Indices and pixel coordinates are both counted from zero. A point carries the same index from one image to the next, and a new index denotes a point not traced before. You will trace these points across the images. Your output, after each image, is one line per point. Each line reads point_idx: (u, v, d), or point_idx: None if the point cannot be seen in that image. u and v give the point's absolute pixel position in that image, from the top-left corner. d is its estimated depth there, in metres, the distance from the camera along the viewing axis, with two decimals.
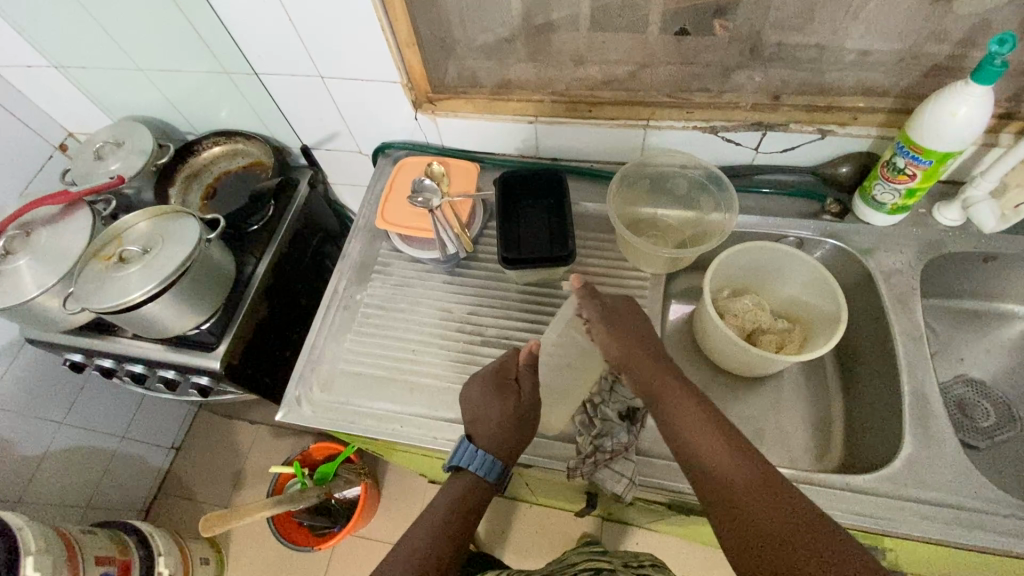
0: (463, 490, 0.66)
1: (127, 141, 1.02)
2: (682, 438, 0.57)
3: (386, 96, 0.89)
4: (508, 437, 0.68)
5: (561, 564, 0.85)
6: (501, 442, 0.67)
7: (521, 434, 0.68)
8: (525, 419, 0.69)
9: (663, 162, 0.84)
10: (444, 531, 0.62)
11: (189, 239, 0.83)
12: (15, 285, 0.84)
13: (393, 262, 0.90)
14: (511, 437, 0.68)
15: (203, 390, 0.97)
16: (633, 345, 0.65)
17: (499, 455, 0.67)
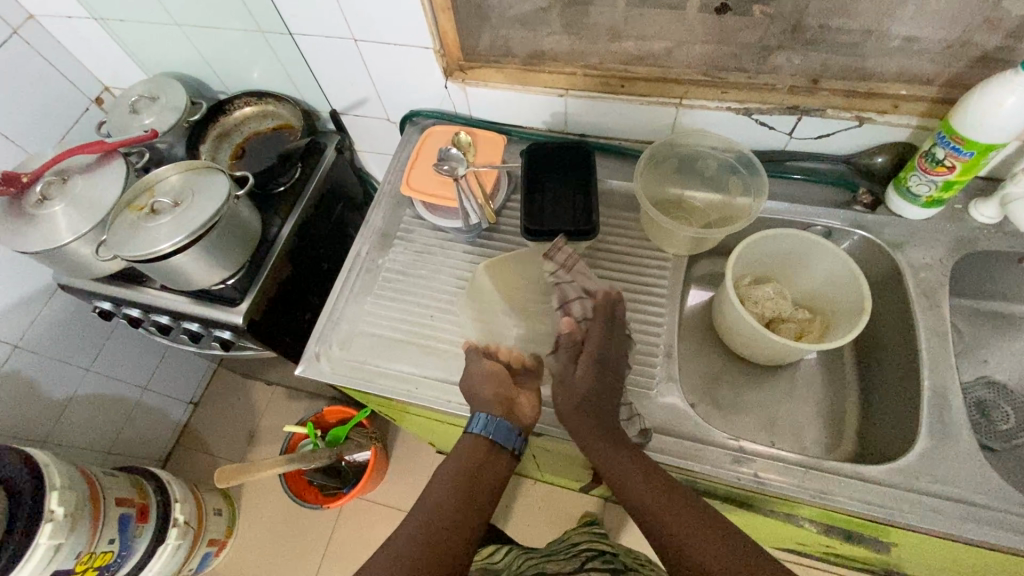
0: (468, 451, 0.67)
1: (162, 96, 1.03)
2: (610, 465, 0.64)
3: (418, 62, 0.88)
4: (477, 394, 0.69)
5: (561, 542, 0.88)
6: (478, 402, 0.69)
7: (483, 384, 0.69)
8: (490, 377, 0.70)
9: (695, 142, 0.82)
10: (460, 487, 0.64)
11: (219, 193, 0.85)
12: (50, 230, 0.86)
13: (416, 229, 0.90)
14: (481, 392, 0.69)
15: (225, 344, 1.00)
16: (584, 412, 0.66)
17: (484, 410, 0.68)
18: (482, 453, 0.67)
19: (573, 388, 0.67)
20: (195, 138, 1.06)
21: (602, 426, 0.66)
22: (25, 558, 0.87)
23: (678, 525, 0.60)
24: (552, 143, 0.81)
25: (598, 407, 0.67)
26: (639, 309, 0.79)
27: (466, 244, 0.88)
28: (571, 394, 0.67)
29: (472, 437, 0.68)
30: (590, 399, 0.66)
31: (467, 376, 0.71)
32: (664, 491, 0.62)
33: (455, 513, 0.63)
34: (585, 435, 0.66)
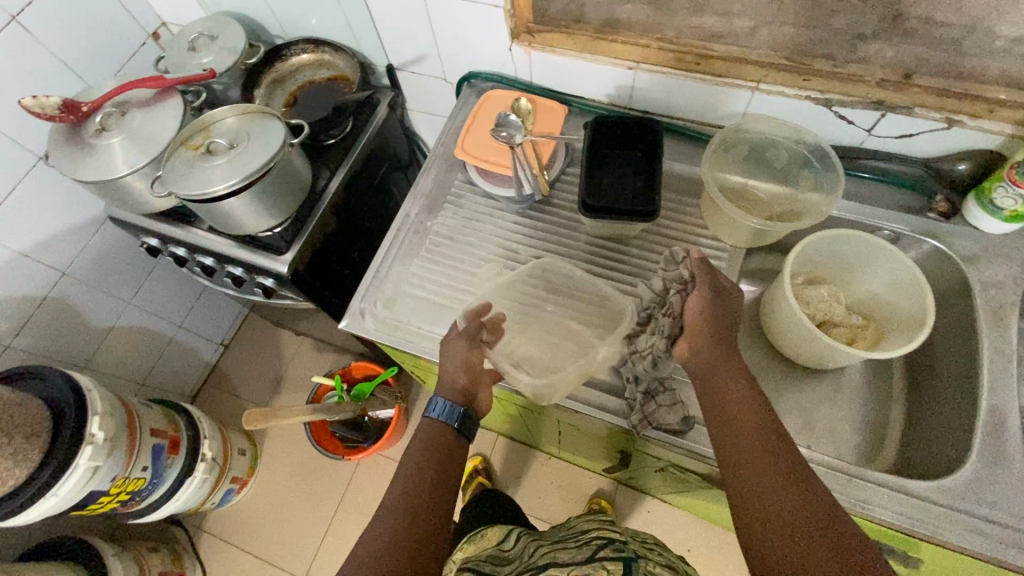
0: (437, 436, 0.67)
1: (221, 35, 1.01)
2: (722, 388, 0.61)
3: (485, 21, 0.86)
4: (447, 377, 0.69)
5: (568, 530, 0.86)
6: (447, 384, 0.69)
7: (458, 375, 0.69)
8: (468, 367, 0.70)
9: (768, 130, 0.79)
10: (431, 463, 0.65)
11: (274, 141, 0.85)
12: (107, 162, 0.87)
13: (466, 194, 0.89)
14: (457, 378, 0.69)
15: (265, 292, 1.01)
16: (716, 329, 0.64)
17: (446, 396, 0.69)
18: (439, 439, 0.67)
19: (714, 306, 0.65)
20: (251, 82, 1.05)
21: (728, 346, 0.64)
22: (65, 476, 0.91)
23: (755, 460, 0.55)
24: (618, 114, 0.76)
25: (727, 328, 0.65)
26: None
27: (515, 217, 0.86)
28: (719, 305, 0.66)
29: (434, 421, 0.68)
30: (728, 320, 0.65)
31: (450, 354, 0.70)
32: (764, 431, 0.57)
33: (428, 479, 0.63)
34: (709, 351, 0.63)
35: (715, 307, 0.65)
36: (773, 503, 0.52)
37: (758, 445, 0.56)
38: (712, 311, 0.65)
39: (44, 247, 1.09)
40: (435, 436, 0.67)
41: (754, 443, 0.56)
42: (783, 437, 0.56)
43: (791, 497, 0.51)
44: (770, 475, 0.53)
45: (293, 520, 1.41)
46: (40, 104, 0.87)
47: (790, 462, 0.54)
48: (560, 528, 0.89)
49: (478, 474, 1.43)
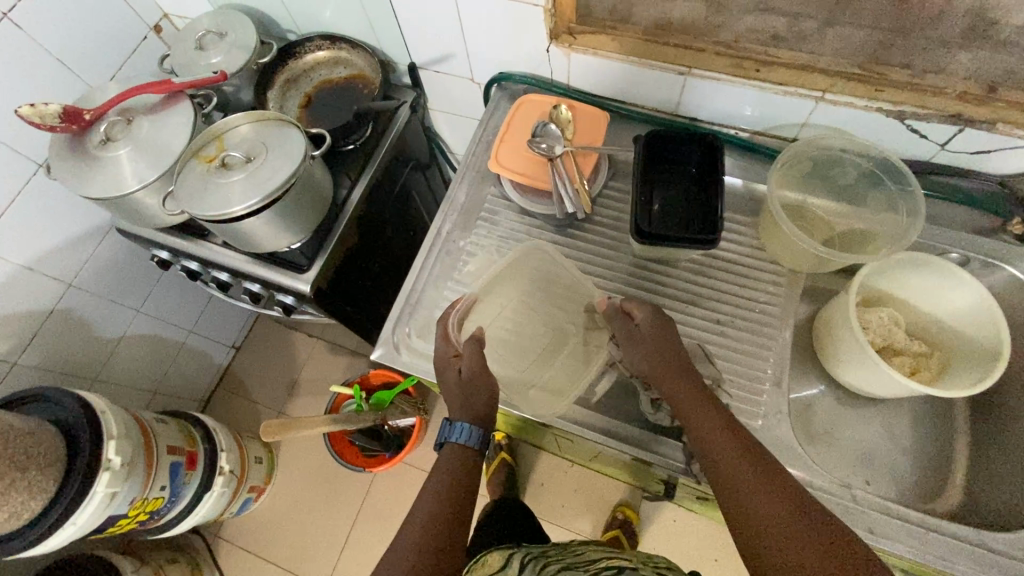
0: (458, 460, 0.66)
1: (230, 32, 0.94)
2: (690, 412, 0.62)
3: (522, 21, 0.78)
4: (463, 401, 0.68)
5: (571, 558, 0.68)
6: (462, 406, 0.68)
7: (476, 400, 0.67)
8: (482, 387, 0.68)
9: (841, 148, 0.72)
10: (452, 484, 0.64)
11: (295, 154, 0.79)
12: (114, 176, 0.81)
13: (500, 211, 0.83)
14: (472, 400, 0.68)
15: (285, 310, 0.96)
16: (663, 361, 0.66)
17: (464, 419, 0.67)
18: (464, 462, 0.66)
19: (641, 335, 0.68)
20: (264, 83, 0.97)
21: (681, 376, 0.65)
22: (83, 504, 0.87)
23: (739, 478, 0.55)
24: (673, 128, 0.69)
25: (677, 356, 0.67)
26: (748, 328, 0.72)
27: (555, 235, 0.81)
28: (638, 346, 0.68)
29: (454, 445, 0.67)
30: (667, 348, 0.67)
31: (453, 375, 0.69)
32: (733, 443, 0.58)
33: (455, 496, 0.63)
34: (671, 383, 0.65)
35: (639, 346, 0.68)
36: (765, 514, 0.52)
37: (738, 457, 0.57)
38: (641, 354, 0.68)
39: (48, 259, 1.04)
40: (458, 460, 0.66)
41: (734, 457, 0.57)
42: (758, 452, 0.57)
43: (775, 505, 0.52)
44: (751, 482, 0.54)
45: (314, 529, 1.39)
46: (38, 115, 0.80)
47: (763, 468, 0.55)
48: (564, 551, 0.72)
49: (501, 448, 1.44)
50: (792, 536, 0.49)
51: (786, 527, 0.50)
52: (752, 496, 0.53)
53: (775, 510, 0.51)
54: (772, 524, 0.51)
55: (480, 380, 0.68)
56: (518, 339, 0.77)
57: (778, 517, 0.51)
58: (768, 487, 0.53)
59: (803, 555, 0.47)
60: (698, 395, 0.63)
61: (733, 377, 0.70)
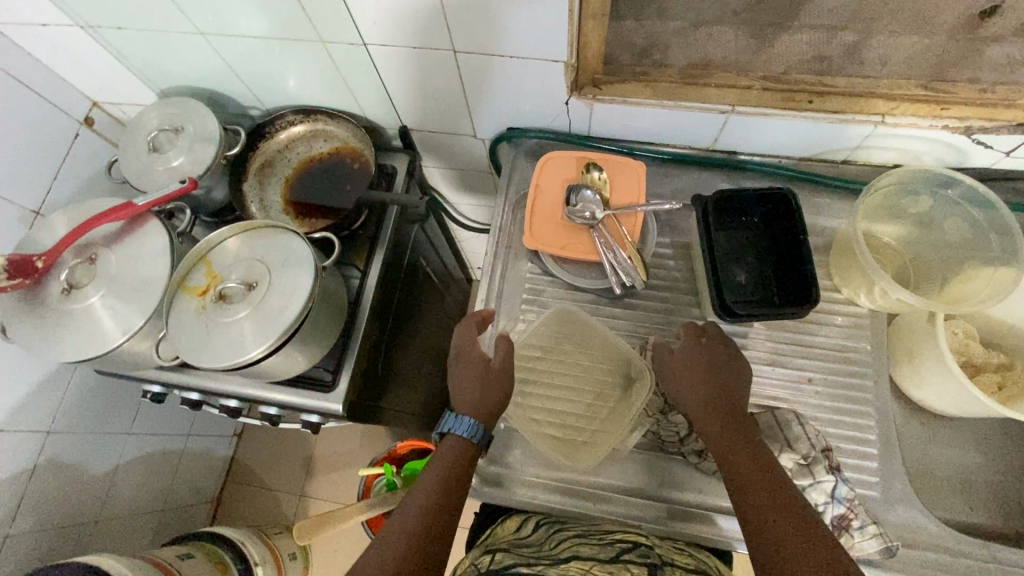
0: (456, 452, 0.60)
1: (187, 125, 0.80)
2: (737, 467, 0.55)
3: (538, 78, 0.69)
4: (464, 388, 0.63)
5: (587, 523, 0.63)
6: (475, 400, 0.62)
7: (471, 386, 0.63)
8: (501, 391, 0.63)
9: (922, 179, 0.66)
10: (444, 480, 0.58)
11: (305, 273, 0.68)
12: (94, 332, 0.69)
13: (544, 289, 0.74)
14: (488, 399, 0.62)
15: (311, 428, 0.82)
16: (709, 405, 0.59)
17: (471, 412, 0.62)
18: (460, 454, 0.60)
19: (683, 373, 0.61)
20: (236, 176, 0.84)
21: (732, 425, 0.58)
22: None
23: (785, 552, 0.48)
24: (740, 188, 0.62)
25: (727, 397, 0.59)
26: (841, 382, 0.67)
27: (610, 309, 0.72)
28: (682, 378, 0.61)
29: (457, 438, 0.61)
30: (715, 387, 0.59)
31: (471, 372, 0.64)
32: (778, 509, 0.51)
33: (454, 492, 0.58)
34: (715, 433, 0.57)
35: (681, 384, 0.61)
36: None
37: (776, 504, 0.51)
38: (684, 391, 0.61)
39: (20, 414, 0.89)
40: (456, 448, 0.61)
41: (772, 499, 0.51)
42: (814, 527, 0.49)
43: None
44: (798, 556, 0.47)
45: None
46: None
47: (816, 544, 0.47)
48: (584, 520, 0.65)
49: None
50: None
51: None
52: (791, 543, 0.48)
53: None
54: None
55: (500, 386, 0.63)
56: (562, 396, 0.68)
57: (817, 572, 0.45)
58: (819, 560, 0.46)
59: None
60: (744, 442, 0.56)
61: (841, 443, 0.64)
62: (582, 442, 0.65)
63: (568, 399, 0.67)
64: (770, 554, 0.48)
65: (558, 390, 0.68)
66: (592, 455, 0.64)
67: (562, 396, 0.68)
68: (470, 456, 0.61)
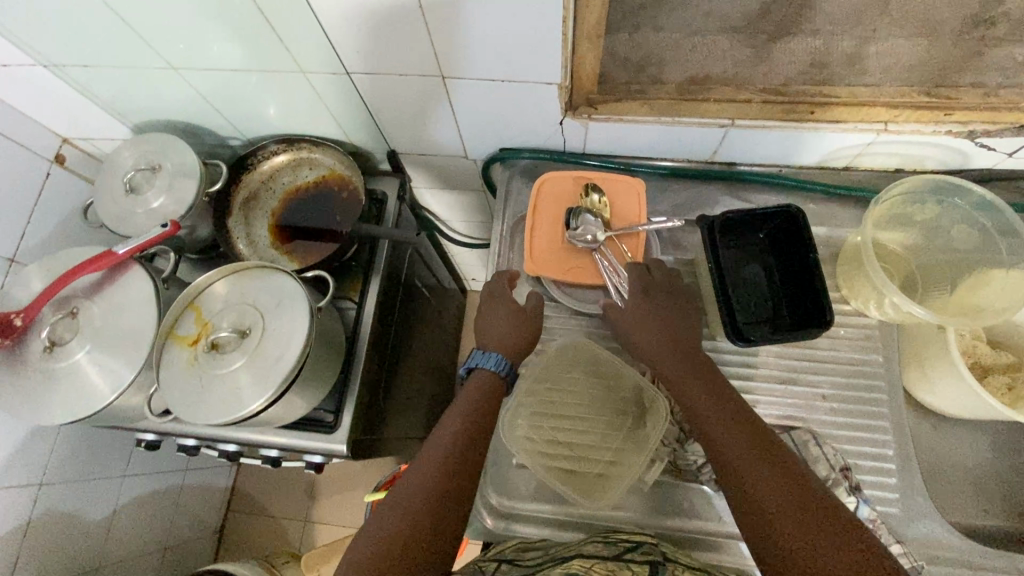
0: (480, 390, 0.62)
1: (165, 162, 0.76)
2: (694, 394, 0.58)
3: (530, 98, 0.67)
4: (492, 327, 0.66)
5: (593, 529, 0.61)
6: (502, 336, 0.65)
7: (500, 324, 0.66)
8: (527, 332, 0.66)
9: (928, 187, 0.65)
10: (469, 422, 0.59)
11: (300, 320, 0.65)
12: (80, 390, 0.65)
13: (548, 316, 0.72)
14: (515, 337, 0.65)
15: (315, 468, 0.80)
16: (666, 342, 0.62)
17: (499, 348, 0.65)
18: (487, 388, 0.62)
19: (641, 314, 0.64)
20: (220, 212, 0.81)
21: (689, 360, 0.61)
22: None
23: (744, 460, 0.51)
24: (745, 209, 0.62)
25: (682, 335, 0.63)
26: (855, 397, 0.66)
27: (617, 334, 0.71)
28: (640, 320, 0.64)
29: (484, 372, 0.64)
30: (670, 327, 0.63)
31: (499, 313, 0.67)
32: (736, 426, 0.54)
33: (480, 423, 0.59)
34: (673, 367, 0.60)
35: (639, 324, 0.64)
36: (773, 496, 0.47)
37: (732, 421, 0.54)
38: (642, 331, 0.63)
39: (9, 470, 0.86)
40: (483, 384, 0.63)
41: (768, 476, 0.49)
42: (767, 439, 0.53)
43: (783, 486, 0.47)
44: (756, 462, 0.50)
45: None
46: None
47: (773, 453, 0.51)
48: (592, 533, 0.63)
49: None
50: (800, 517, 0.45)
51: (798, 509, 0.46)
52: (787, 519, 0.45)
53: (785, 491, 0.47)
54: (809, 551, 0.42)
55: (526, 328, 0.66)
56: (577, 429, 0.65)
57: (776, 475, 0.49)
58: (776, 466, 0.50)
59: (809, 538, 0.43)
60: (699, 373, 0.60)
61: (859, 460, 0.64)
62: (596, 473, 0.63)
63: (581, 430, 0.65)
64: (730, 463, 0.51)
65: (571, 421, 0.66)
66: (622, 484, 0.61)
67: (574, 427, 0.65)
68: (498, 391, 0.63)
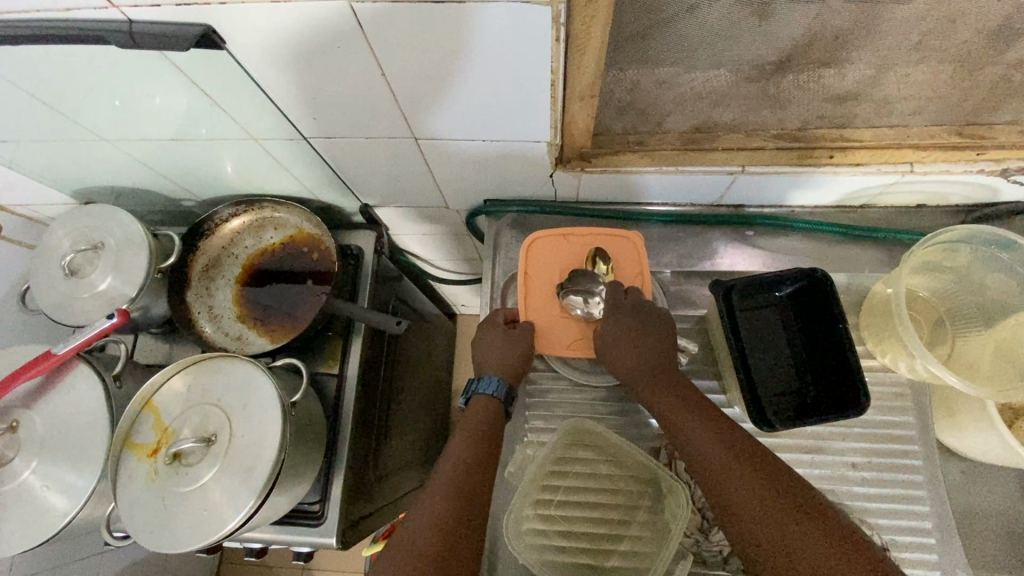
0: (476, 427, 0.57)
1: (108, 238, 0.68)
2: (671, 409, 0.56)
3: (517, 154, 0.60)
4: (484, 351, 0.62)
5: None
6: (497, 357, 0.61)
7: (494, 345, 0.62)
8: (523, 349, 0.61)
9: (961, 235, 0.59)
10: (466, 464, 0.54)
11: (273, 421, 0.58)
12: (27, 516, 0.58)
13: (549, 387, 0.66)
14: (511, 355, 0.61)
15: (304, 558, 0.73)
16: (644, 359, 0.58)
17: (496, 370, 0.61)
18: (486, 420, 0.58)
19: (614, 334, 0.60)
20: (178, 287, 0.72)
21: (667, 374, 0.58)
22: None
23: (731, 474, 0.50)
24: (766, 272, 0.56)
25: (661, 346, 0.59)
26: (887, 464, 0.61)
27: (625, 406, 0.64)
28: (627, 336, 0.59)
29: (483, 398, 0.60)
30: (649, 346, 0.59)
31: (493, 337, 0.63)
32: (717, 439, 0.52)
33: (478, 463, 0.54)
34: (651, 386, 0.57)
35: (616, 342, 0.59)
36: (764, 513, 0.46)
37: (714, 435, 0.53)
38: (625, 348, 0.59)
39: None
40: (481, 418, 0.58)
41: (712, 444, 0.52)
42: (749, 445, 0.52)
43: (773, 497, 0.47)
44: (745, 474, 0.49)
45: None
46: None
47: (760, 463, 0.50)
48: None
49: None
50: (796, 525, 0.45)
51: (791, 519, 0.45)
52: (760, 516, 0.46)
53: (774, 502, 0.47)
54: (804, 557, 0.43)
55: (521, 345, 0.62)
56: (591, 518, 0.59)
57: (764, 485, 0.48)
58: (764, 478, 0.49)
59: (805, 547, 0.44)
60: (678, 386, 0.57)
61: (894, 535, 0.59)
62: (613, 567, 0.57)
63: (591, 516, 0.58)
64: (717, 479, 0.50)
65: (580, 507, 0.59)
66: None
67: (586, 515, 0.59)
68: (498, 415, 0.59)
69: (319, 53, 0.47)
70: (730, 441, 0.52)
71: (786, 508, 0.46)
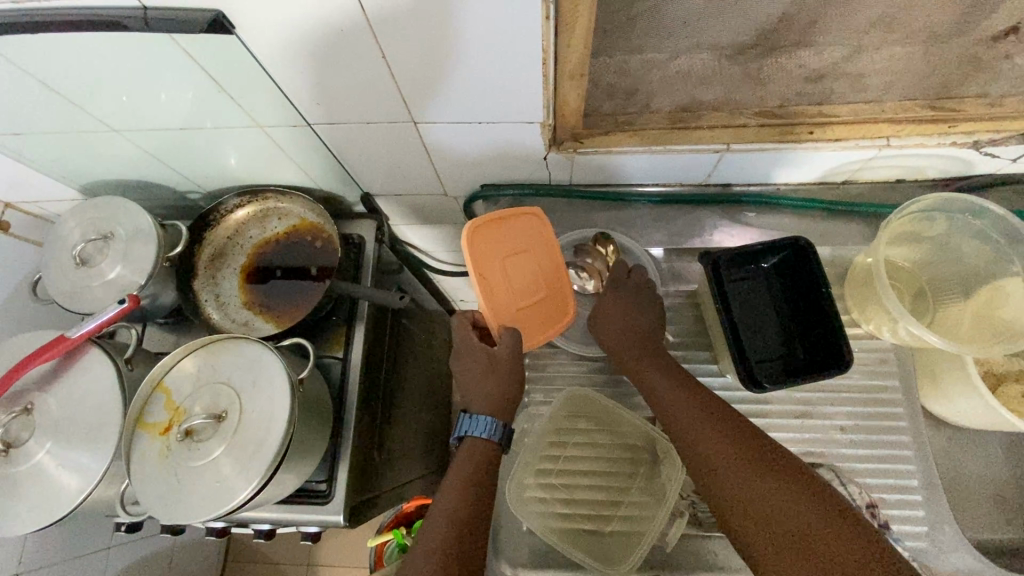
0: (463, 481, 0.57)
1: (117, 229, 0.70)
2: (653, 381, 0.59)
3: (512, 136, 0.62)
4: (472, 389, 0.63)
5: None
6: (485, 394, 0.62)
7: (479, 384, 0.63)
8: (508, 377, 0.62)
9: (937, 204, 0.62)
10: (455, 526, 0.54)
11: (280, 399, 0.60)
12: (43, 494, 0.60)
13: (548, 363, 0.68)
14: (500, 389, 0.62)
15: (312, 539, 0.74)
16: (633, 335, 0.61)
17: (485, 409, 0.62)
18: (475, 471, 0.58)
19: (611, 308, 0.63)
20: (185, 275, 0.74)
21: (652, 350, 0.61)
22: None
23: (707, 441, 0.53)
24: (754, 242, 0.59)
25: (650, 323, 0.62)
26: (875, 427, 0.63)
27: (622, 379, 0.66)
28: (628, 311, 0.62)
29: (474, 442, 0.60)
30: (641, 325, 0.62)
31: (477, 367, 0.64)
32: (694, 407, 0.55)
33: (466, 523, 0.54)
34: (636, 361, 0.60)
35: (612, 317, 0.63)
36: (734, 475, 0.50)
37: (692, 405, 0.56)
38: (620, 321, 0.62)
39: None
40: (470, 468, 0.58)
41: (723, 447, 0.52)
42: (725, 411, 0.55)
43: (745, 462, 0.51)
44: (720, 440, 0.52)
45: None
46: None
47: (734, 428, 0.53)
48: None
49: None
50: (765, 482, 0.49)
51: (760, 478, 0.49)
52: (732, 477, 0.50)
53: (747, 463, 0.50)
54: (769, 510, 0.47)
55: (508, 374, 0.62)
56: (591, 486, 0.61)
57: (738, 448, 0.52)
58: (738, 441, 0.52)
59: (773, 502, 0.48)
60: (663, 362, 0.60)
61: (883, 493, 0.61)
62: (612, 532, 0.59)
63: (590, 485, 0.61)
64: (695, 445, 0.53)
65: (580, 476, 0.61)
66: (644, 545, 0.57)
67: (586, 483, 0.61)
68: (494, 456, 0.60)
69: (319, 38, 0.49)
70: (706, 409, 0.55)
71: (757, 468, 0.50)
